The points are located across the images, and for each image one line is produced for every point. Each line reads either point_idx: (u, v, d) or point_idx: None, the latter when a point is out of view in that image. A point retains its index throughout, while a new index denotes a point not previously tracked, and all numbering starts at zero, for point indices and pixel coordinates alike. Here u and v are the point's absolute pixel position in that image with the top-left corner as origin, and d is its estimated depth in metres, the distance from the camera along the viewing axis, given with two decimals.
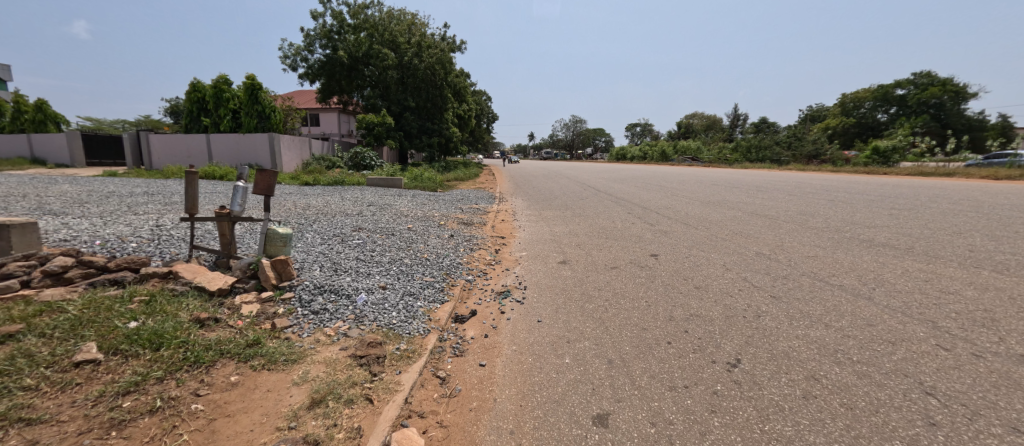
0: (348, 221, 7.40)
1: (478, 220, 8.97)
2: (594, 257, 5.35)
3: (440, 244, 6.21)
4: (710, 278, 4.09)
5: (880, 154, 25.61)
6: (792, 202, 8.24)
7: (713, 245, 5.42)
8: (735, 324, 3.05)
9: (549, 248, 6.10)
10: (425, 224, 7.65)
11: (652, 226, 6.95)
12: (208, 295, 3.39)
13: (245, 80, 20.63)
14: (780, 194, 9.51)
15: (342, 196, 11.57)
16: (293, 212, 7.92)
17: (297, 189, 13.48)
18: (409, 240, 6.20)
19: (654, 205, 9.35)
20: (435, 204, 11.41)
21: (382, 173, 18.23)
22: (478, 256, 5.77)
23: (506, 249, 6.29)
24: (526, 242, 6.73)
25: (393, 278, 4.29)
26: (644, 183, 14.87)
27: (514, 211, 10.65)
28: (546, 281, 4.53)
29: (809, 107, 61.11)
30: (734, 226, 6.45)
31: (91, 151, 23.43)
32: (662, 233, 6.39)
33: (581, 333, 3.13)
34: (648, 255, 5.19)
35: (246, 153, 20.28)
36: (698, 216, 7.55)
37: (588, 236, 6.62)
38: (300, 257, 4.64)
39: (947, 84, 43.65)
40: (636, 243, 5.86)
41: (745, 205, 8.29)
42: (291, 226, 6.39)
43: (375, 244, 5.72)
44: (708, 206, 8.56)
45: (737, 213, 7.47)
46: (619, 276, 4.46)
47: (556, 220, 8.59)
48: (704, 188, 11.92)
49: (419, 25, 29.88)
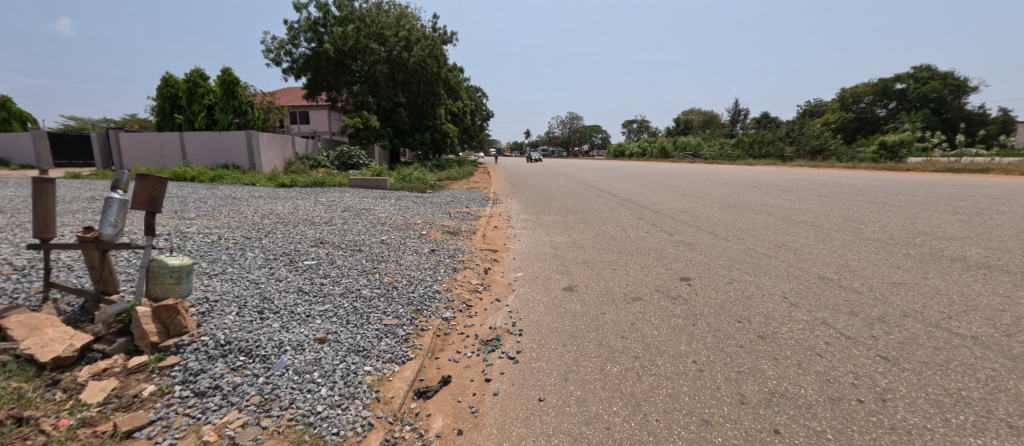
0: (309, 233, 6.19)
1: (467, 228, 7.77)
2: (607, 281, 4.22)
3: (415, 263, 5.03)
4: (775, 319, 2.98)
5: (887, 149, 24.58)
6: (829, 205, 7.12)
7: (757, 263, 4.32)
8: (853, 416, 1.93)
9: (551, 267, 4.96)
10: (403, 236, 6.48)
11: (672, 236, 5.84)
12: (37, 370, 2.25)
13: (220, 74, 19.38)
14: (808, 194, 8.42)
15: (316, 200, 10.37)
16: (247, 222, 6.73)
17: (271, 192, 12.27)
18: (378, 259, 5.02)
19: (666, 209, 8.23)
20: (420, 208, 10.18)
21: (367, 173, 17.04)
22: (462, 279, 4.60)
23: (499, 268, 5.13)
24: (523, 257, 5.58)
25: (339, 323, 3.11)
26: (649, 182, 13.75)
27: (508, 216, 9.51)
28: (550, 321, 3.39)
29: (807, 101, 60.21)
30: (773, 236, 5.34)
31: (58, 151, 22.07)
32: (686, 246, 5.29)
33: (610, 430, 2.01)
34: (678, 278, 4.08)
35: (222, 152, 19.05)
36: (723, 222, 6.46)
37: (597, 249, 5.50)
38: (219, 290, 3.47)
39: (948, 77, 42.84)
40: (657, 261, 4.75)
41: (774, 208, 7.19)
42: (232, 242, 5.20)
43: (332, 266, 4.54)
44: (730, 210, 7.45)
45: (769, 220, 6.36)
46: (647, 314, 3.32)
47: (556, 227, 7.48)
48: (718, 188, 10.81)
49: (409, 17, 28.65)
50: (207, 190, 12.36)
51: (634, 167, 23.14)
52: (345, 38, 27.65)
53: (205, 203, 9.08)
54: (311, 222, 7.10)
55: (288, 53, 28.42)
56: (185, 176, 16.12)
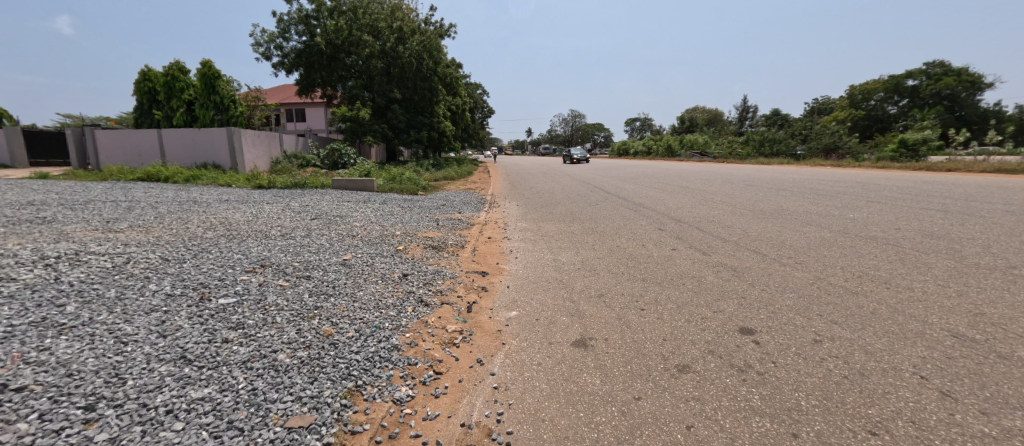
0: (253, 251, 4.99)
1: (453, 241, 6.52)
2: (634, 331, 3.02)
3: (375, 297, 3.79)
4: (936, 434, 1.78)
5: (907, 147, 23.16)
6: (891, 214, 5.89)
7: (840, 305, 3.11)
8: None
9: (558, 301, 3.73)
10: (372, 253, 5.27)
11: (706, 256, 4.64)
12: None
13: (200, 67, 18.23)
14: (852, 199, 7.23)
15: (288, 205, 9.17)
16: (185, 236, 5.55)
17: (243, 194, 11.10)
18: (327, 290, 3.81)
19: (689, 217, 7.05)
20: (404, 214, 8.95)
21: (355, 172, 15.87)
22: (435, 324, 3.36)
23: (488, 303, 3.89)
24: (521, 284, 4.36)
25: (208, 432, 1.92)
26: (661, 183, 12.58)
27: (505, 223, 8.30)
28: (556, 413, 2.18)
29: (815, 98, 58.77)
30: (842, 259, 4.14)
31: (35, 149, 21.07)
32: (732, 271, 4.08)
33: None
34: (736, 329, 2.87)
35: (202, 150, 17.98)
36: (764, 236, 5.27)
37: (614, 275, 4.30)
38: (48, 364, 2.29)
39: (963, 73, 41.38)
40: (698, 295, 3.54)
41: (819, 218, 6.02)
42: (140, 269, 4.00)
43: (256, 304, 3.34)
44: (768, 219, 6.25)
45: (824, 234, 5.16)
46: (711, 405, 2.12)
47: (561, 239, 6.32)
48: (739, 191, 9.63)
49: (405, 9, 27.47)
50: (174, 193, 11.24)
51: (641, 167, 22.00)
52: (338, 31, 26.52)
53: (155, 209, 7.93)
54: (265, 235, 5.91)
55: (279, 47, 27.31)
56: (158, 176, 15.01)
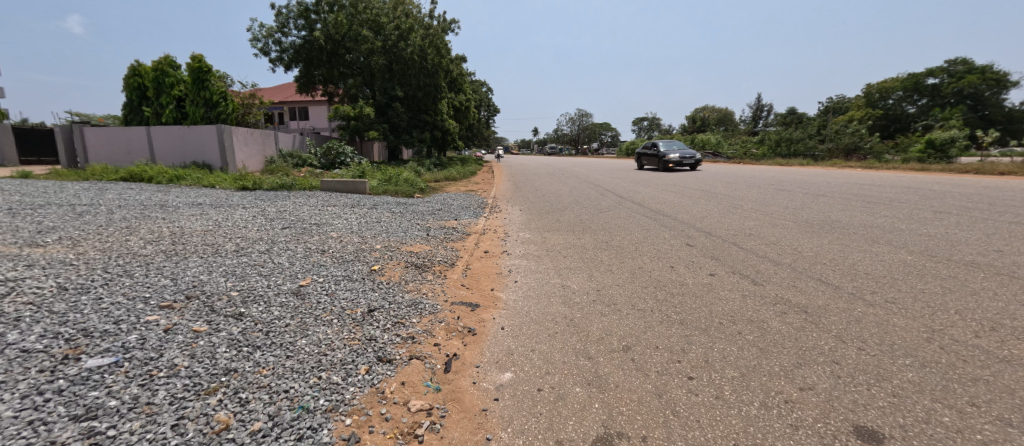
0: (188, 275, 4.02)
1: (442, 257, 5.50)
2: (688, 423, 2.01)
3: (318, 348, 2.77)
4: None
5: (935, 148, 21.69)
6: (974, 229, 4.84)
7: (997, 385, 2.07)
8: None
9: (570, 358, 2.71)
10: (338, 277, 4.26)
11: (758, 287, 3.62)
12: None
13: (190, 61, 17.42)
14: (912, 208, 6.16)
15: (263, 210, 8.19)
16: (115, 252, 4.60)
17: (222, 197, 10.17)
18: (255, 338, 2.81)
19: (719, 228, 6.05)
20: (393, 221, 7.95)
21: (350, 173, 14.91)
22: (392, 398, 2.34)
23: (475, 357, 2.86)
24: (520, 325, 3.33)
25: None
26: (678, 187, 11.53)
27: (507, 232, 7.33)
28: None
29: (830, 97, 57.20)
30: (950, 296, 3.11)
31: (25, 147, 20.41)
32: (803, 312, 3.04)
33: None
34: (850, 431, 1.84)
35: (192, 148, 17.21)
36: (825, 257, 4.23)
37: (643, 314, 3.27)
38: None
39: (987, 71, 39.75)
40: (769, 355, 2.50)
41: (884, 233, 4.97)
42: (14, 306, 3.03)
43: (138, 370, 2.35)
44: (819, 233, 5.24)
45: (902, 255, 4.12)
46: None
47: (570, 256, 5.35)
48: (770, 196, 8.57)
49: (409, 4, 26.59)
50: (150, 195, 10.39)
51: (651, 168, 20.88)
52: (339, 26, 25.75)
53: (110, 216, 7.00)
54: (216, 251, 4.92)
55: (278, 42, 26.47)
56: (141, 175, 14.21)
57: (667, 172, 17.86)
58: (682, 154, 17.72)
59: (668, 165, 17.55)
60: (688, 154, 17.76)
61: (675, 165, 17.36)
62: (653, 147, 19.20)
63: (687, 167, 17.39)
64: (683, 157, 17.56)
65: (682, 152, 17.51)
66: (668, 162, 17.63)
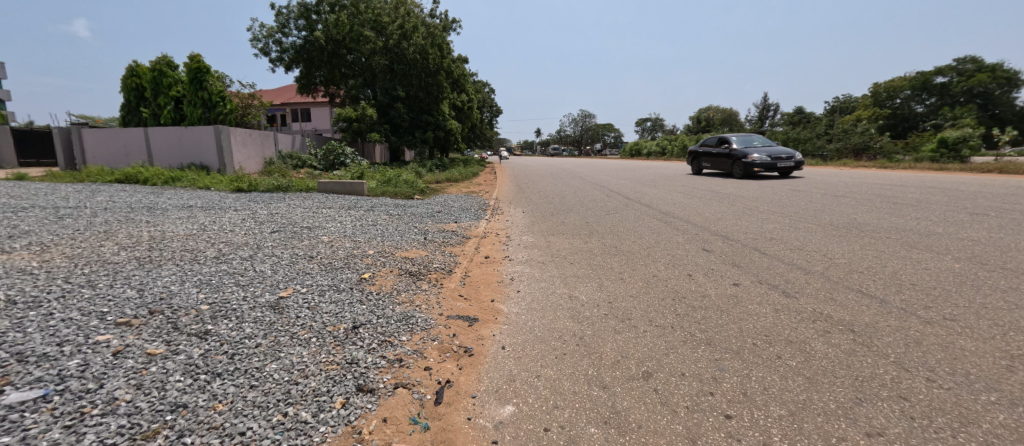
0: (157, 285, 3.66)
1: (439, 264, 5.09)
2: None
3: (287, 375, 2.39)
4: None
5: (948, 147, 21.11)
6: (1020, 233, 4.41)
7: None
8: None
9: (581, 388, 2.31)
10: (323, 288, 3.88)
11: (790, 300, 3.22)
12: None
13: (187, 61, 17.18)
14: (943, 210, 5.73)
15: (254, 213, 7.83)
16: (84, 259, 4.25)
17: (215, 199, 9.84)
18: (216, 364, 2.43)
19: (735, 232, 5.65)
20: (390, 224, 7.56)
21: (348, 174, 14.56)
22: (368, 440, 1.96)
23: (471, 384, 2.48)
24: (523, 345, 2.93)
25: None
26: (687, 188, 11.11)
27: (509, 236, 6.96)
28: None
29: (836, 97, 56.53)
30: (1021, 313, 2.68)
31: (23, 149, 20.22)
32: (850, 331, 2.64)
33: None
34: None
35: (189, 149, 16.94)
36: (861, 265, 3.82)
37: (663, 332, 2.87)
38: None
39: (997, 69, 39.05)
40: (820, 388, 2.10)
41: (919, 237, 4.56)
42: None
43: (68, 408, 1.98)
44: (846, 237, 4.82)
45: (948, 263, 3.70)
46: None
47: (577, 262, 4.96)
48: (786, 197, 8.15)
49: (410, 3, 26.28)
50: (141, 197, 10.09)
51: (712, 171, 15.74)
52: (339, 26, 25.48)
53: (92, 220, 6.65)
54: (194, 258, 4.54)
55: (278, 42, 26.25)
56: (136, 177, 13.94)
57: (748, 178, 12.59)
58: (772, 153, 12.36)
59: (750, 169, 12.38)
60: (780, 153, 12.45)
61: (762, 169, 12.19)
62: (722, 144, 14.04)
63: (781, 171, 12.14)
64: (775, 157, 12.17)
65: (773, 151, 12.26)
66: (751, 164, 12.46)
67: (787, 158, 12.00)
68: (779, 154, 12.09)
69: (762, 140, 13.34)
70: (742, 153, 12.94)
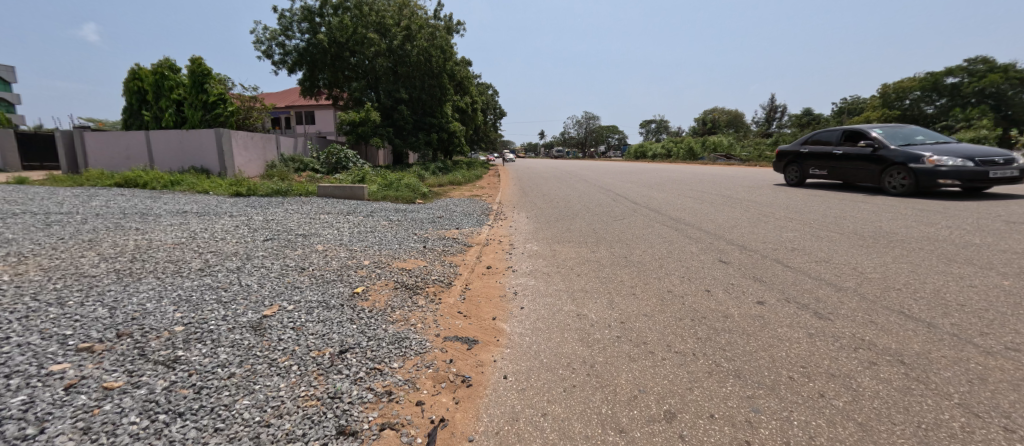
0: (131, 302, 3.39)
1: (438, 276, 4.80)
2: None
3: (258, 415, 2.11)
4: None
5: None
6: None
7: None
8: None
9: (594, 432, 2.01)
10: (312, 305, 3.60)
11: (825, 322, 2.90)
12: None
13: (189, 64, 17.09)
14: (975, 218, 5.39)
15: (249, 219, 7.57)
16: (60, 272, 3.99)
17: (212, 204, 9.61)
18: (180, 401, 2.15)
19: (752, 241, 5.34)
20: (388, 231, 7.28)
21: (349, 177, 14.34)
22: None
23: (468, 424, 2.18)
24: (528, 373, 2.63)
25: None
26: (696, 192, 10.79)
27: (513, 243, 6.69)
28: None
29: (843, 99, 55.91)
30: None
31: (26, 153, 20.16)
32: (901, 365, 2.32)
33: None
34: None
35: (190, 152, 16.80)
36: (897, 281, 3.50)
37: (685, 361, 2.56)
38: None
39: (1009, 70, 38.37)
40: (876, 438, 1.79)
41: (956, 249, 4.22)
42: None
43: None
44: (874, 248, 4.50)
45: (994, 280, 3.38)
46: None
47: (585, 273, 4.67)
48: (801, 202, 7.81)
49: (414, 6, 26.13)
50: (138, 202, 9.89)
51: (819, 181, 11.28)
52: (343, 29, 25.35)
53: (80, 227, 6.41)
54: (178, 270, 4.28)
55: (282, 45, 26.16)
56: (136, 181, 13.78)
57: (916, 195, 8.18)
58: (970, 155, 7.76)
59: (927, 181, 7.94)
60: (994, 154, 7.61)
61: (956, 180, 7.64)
62: (857, 142, 9.55)
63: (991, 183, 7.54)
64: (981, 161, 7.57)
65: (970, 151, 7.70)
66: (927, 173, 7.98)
67: (1004, 164, 7.56)
68: (987, 158, 7.59)
69: (926, 132, 8.98)
70: (905, 154, 8.44)
